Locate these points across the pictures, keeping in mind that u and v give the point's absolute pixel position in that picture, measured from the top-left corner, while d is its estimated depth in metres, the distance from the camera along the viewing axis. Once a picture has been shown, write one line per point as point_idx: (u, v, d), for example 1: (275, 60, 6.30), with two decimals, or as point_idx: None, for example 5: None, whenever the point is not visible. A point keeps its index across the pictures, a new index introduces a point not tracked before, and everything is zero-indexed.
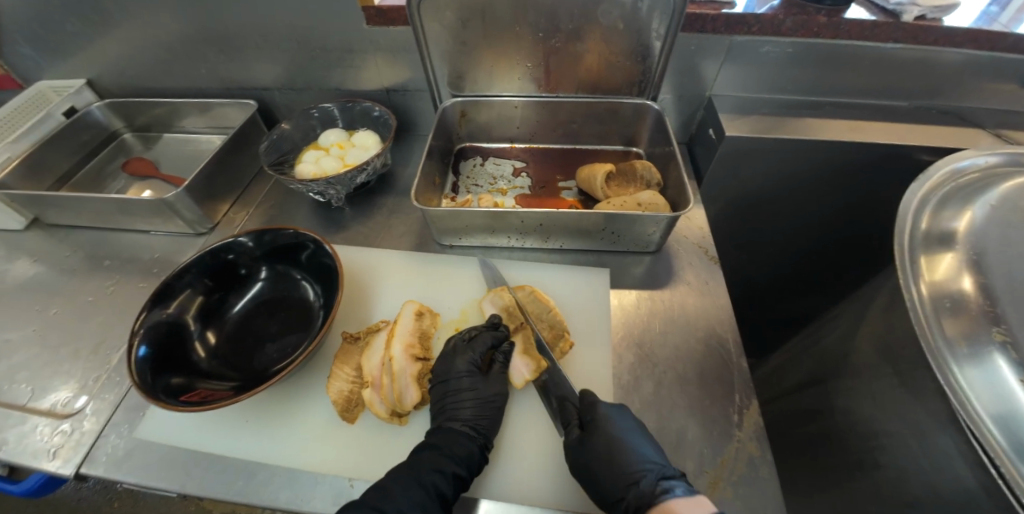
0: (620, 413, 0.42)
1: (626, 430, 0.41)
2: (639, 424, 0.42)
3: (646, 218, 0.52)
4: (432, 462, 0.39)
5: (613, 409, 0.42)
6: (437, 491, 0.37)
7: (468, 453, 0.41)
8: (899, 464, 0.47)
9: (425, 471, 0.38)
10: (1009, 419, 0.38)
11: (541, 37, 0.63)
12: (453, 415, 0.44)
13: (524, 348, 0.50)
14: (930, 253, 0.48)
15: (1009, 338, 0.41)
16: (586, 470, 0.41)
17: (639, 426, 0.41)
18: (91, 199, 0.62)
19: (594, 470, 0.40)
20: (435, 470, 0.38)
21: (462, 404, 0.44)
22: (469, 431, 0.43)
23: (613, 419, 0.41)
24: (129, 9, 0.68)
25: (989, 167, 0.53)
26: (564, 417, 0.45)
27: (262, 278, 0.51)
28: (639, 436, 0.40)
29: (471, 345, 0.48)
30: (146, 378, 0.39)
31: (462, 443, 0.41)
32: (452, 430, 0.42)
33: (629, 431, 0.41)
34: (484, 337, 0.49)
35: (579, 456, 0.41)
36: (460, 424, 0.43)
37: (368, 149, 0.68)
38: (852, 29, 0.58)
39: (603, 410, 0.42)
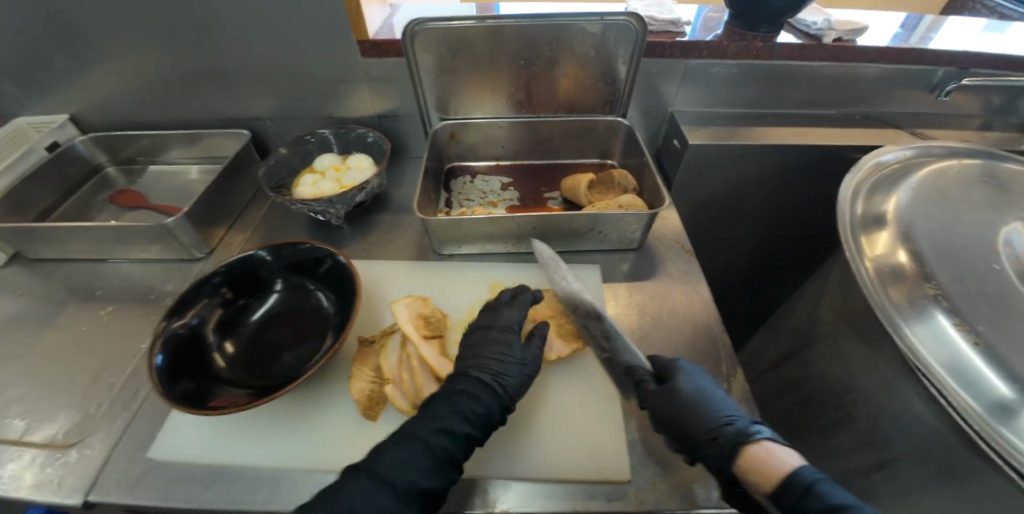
0: (698, 372, 0.45)
1: (705, 385, 0.43)
2: (713, 382, 0.45)
3: (629, 216, 0.58)
4: (439, 419, 0.40)
5: (691, 367, 0.45)
6: (443, 454, 0.38)
7: (481, 410, 0.42)
8: (870, 418, 0.53)
9: (430, 432, 0.39)
10: (953, 363, 0.45)
11: (521, 65, 0.71)
12: (480, 367, 0.45)
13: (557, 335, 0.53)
14: (868, 233, 0.57)
15: (939, 292, 0.49)
16: (681, 419, 0.40)
17: (712, 384, 0.44)
18: (87, 229, 0.62)
19: (682, 418, 0.40)
20: (442, 432, 0.39)
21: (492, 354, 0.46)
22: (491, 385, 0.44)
23: (694, 375, 0.44)
24: (125, 49, 0.71)
25: (907, 158, 0.63)
26: (636, 375, 0.45)
27: (277, 290, 0.53)
28: (719, 393, 0.43)
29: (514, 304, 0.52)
30: (167, 386, 0.39)
31: (478, 400, 0.42)
32: (477, 377, 0.44)
33: (707, 386, 0.43)
34: (525, 296, 0.52)
35: (662, 406, 0.41)
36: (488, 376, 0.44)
37: (363, 171, 0.71)
38: (784, 51, 0.68)
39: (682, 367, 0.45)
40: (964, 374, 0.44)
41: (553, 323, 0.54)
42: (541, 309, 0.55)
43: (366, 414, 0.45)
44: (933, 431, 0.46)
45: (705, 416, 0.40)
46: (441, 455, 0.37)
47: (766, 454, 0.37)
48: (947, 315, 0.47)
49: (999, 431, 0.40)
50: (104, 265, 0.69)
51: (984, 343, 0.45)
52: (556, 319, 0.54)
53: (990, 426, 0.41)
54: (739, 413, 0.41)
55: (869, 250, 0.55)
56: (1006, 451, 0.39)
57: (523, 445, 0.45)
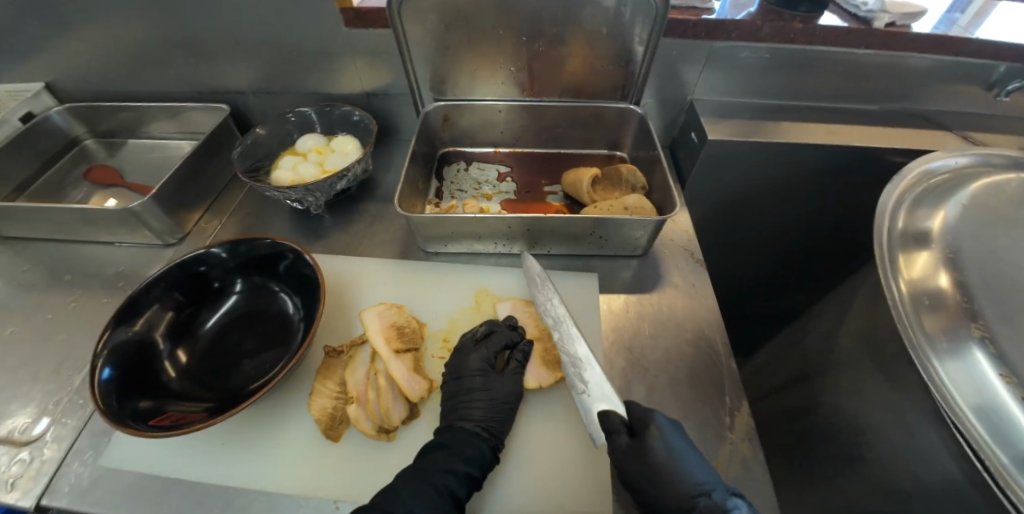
0: (676, 429, 0.39)
1: (682, 448, 0.38)
2: (689, 439, 0.39)
3: (633, 222, 0.52)
4: (442, 461, 0.38)
5: (668, 423, 0.39)
6: (449, 491, 0.36)
7: (480, 453, 0.40)
8: (886, 459, 0.49)
9: (436, 471, 0.37)
10: (988, 409, 0.39)
11: (523, 41, 0.63)
12: (465, 414, 0.42)
13: (543, 359, 0.49)
14: (907, 252, 0.50)
15: (987, 334, 0.42)
16: (647, 483, 0.38)
17: (688, 442, 0.38)
18: (51, 210, 0.58)
19: (653, 483, 0.37)
20: (446, 470, 0.37)
21: (474, 403, 0.43)
22: (481, 432, 0.42)
23: (668, 439, 0.38)
24: (91, 11, 0.65)
25: (958, 167, 0.55)
26: (608, 424, 0.40)
27: (237, 291, 0.49)
28: (694, 456, 0.38)
29: (484, 343, 0.47)
30: (111, 403, 0.36)
31: (477, 444, 0.40)
32: (462, 427, 0.42)
33: (683, 447, 0.38)
34: (500, 335, 0.48)
35: (629, 465, 0.39)
36: (473, 424, 0.42)
37: (348, 155, 0.65)
38: (826, 36, 0.59)
39: (657, 427, 0.38)
40: (999, 424, 0.38)
41: (538, 345, 0.50)
42: (524, 325, 0.51)
43: (327, 434, 0.42)
44: (958, 487, 0.41)
45: (673, 490, 0.36)
46: (447, 493, 0.36)
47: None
48: (991, 358, 0.41)
49: (1023, 485, 0.35)
50: (75, 246, 0.65)
51: None
52: (542, 340, 0.50)
53: (1010, 476, 0.36)
54: (717, 478, 0.37)
55: (906, 271, 0.49)
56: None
57: (524, 477, 0.43)
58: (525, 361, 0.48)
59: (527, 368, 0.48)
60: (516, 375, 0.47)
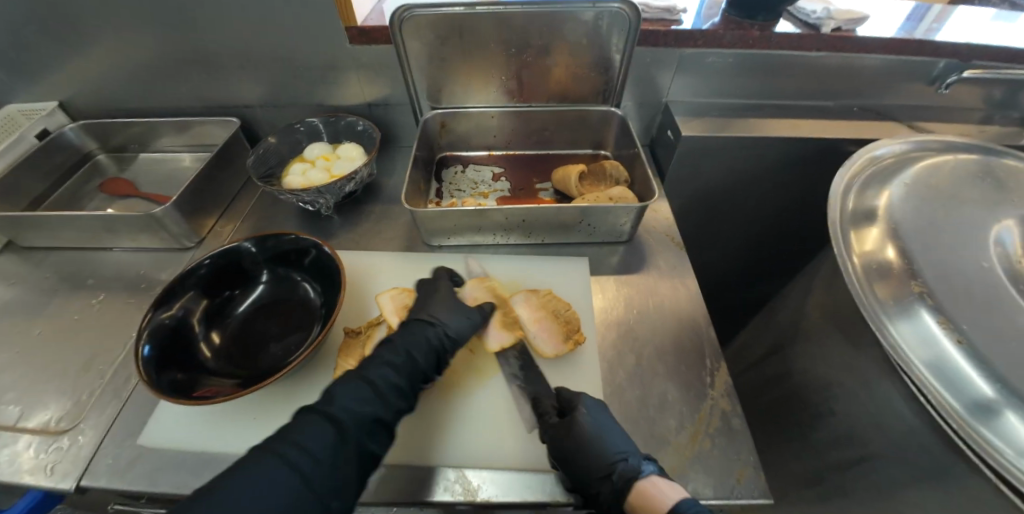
0: (595, 407, 0.44)
1: (601, 419, 0.43)
2: (609, 415, 0.44)
3: (618, 209, 0.57)
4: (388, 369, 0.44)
5: (588, 402, 0.44)
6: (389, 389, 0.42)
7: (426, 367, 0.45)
8: (850, 411, 0.54)
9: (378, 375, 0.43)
10: (937, 361, 0.45)
11: (513, 53, 0.69)
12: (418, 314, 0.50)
13: (503, 323, 0.54)
14: (858, 229, 0.56)
15: (925, 290, 0.49)
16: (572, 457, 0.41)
17: (608, 417, 0.44)
18: (75, 218, 0.62)
19: (579, 454, 0.41)
20: (384, 365, 0.44)
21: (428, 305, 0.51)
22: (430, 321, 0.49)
23: (588, 414, 0.43)
24: (111, 35, 0.70)
25: (902, 153, 0.63)
26: (542, 408, 0.47)
27: (263, 281, 0.53)
28: (611, 428, 0.42)
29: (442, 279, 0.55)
30: (153, 376, 0.40)
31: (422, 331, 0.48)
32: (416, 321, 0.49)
33: (605, 421, 0.43)
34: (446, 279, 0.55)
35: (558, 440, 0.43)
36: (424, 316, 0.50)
37: (354, 160, 0.71)
38: (782, 41, 0.67)
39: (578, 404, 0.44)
40: (945, 372, 0.44)
41: (499, 312, 0.55)
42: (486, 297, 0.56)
43: None
44: (912, 429, 0.47)
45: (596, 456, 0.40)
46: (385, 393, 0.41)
47: (651, 492, 0.38)
48: (933, 313, 0.47)
49: (977, 429, 0.40)
50: (94, 253, 0.69)
51: (967, 340, 0.45)
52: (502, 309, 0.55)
53: (968, 426, 0.40)
54: (632, 448, 0.41)
55: (858, 246, 0.55)
56: (980, 446, 0.39)
57: (475, 429, 0.47)
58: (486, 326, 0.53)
59: (488, 331, 0.53)
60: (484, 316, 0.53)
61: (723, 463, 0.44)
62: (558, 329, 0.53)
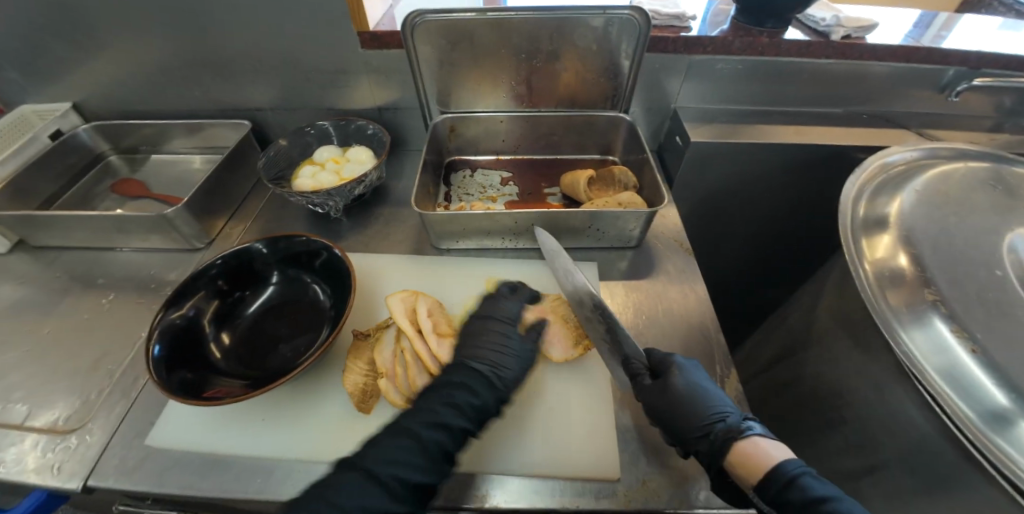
0: (694, 367, 0.45)
1: (697, 379, 0.44)
2: (705, 376, 0.45)
3: (627, 214, 0.57)
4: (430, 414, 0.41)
5: (686, 361, 0.45)
6: (437, 440, 0.38)
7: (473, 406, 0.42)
8: (862, 421, 0.54)
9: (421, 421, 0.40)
10: (950, 368, 0.45)
11: (522, 58, 0.70)
12: (477, 357, 0.47)
13: (458, 350, 0.50)
14: (869, 236, 0.56)
15: (939, 298, 0.48)
16: (671, 417, 0.41)
17: (704, 377, 0.45)
18: (87, 218, 0.63)
19: (675, 416, 0.41)
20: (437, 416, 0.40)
21: (486, 348, 0.47)
22: (486, 374, 0.45)
23: (689, 371, 0.44)
24: (126, 39, 0.71)
25: (912, 160, 0.62)
26: (632, 369, 0.46)
27: (274, 282, 0.53)
28: (710, 388, 0.44)
29: (493, 307, 0.53)
30: (163, 376, 0.40)
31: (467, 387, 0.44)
32: (474, 369, 0.46)
33: (701, 381, 0.44)
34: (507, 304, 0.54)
35: (655, 400, 0.42)
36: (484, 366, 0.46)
37: (363, 163, 0.71)
38: (791, 48, 0.67)
39: (677, 365, 0.45)
40: (958, 379, 0.44)
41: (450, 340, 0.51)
42: (440, 321, 0.52)
43: (359, 405, 0.45)
44: (926, 437, 0.46)
45: (694, 415, 0.40)
46: (433, 441, 0.38)
47: (755, 450, 0.38)
48: (946, 321, 0.47)
49: (993, 438, 0.40)
50: (105, 253, 0.69)
51: (981, 350, 0.44)
52: (456, 337, 0.51)
53: (979, 432, 0.41)
54: (734, 409, 0.42)
55: (869, 253, 0.55)
56: (995, 456, 0.39)
57: (517, 439, 0.46)
58: (441, 348, 0.48)
59: (446, 355, 0.49)
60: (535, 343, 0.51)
61: None
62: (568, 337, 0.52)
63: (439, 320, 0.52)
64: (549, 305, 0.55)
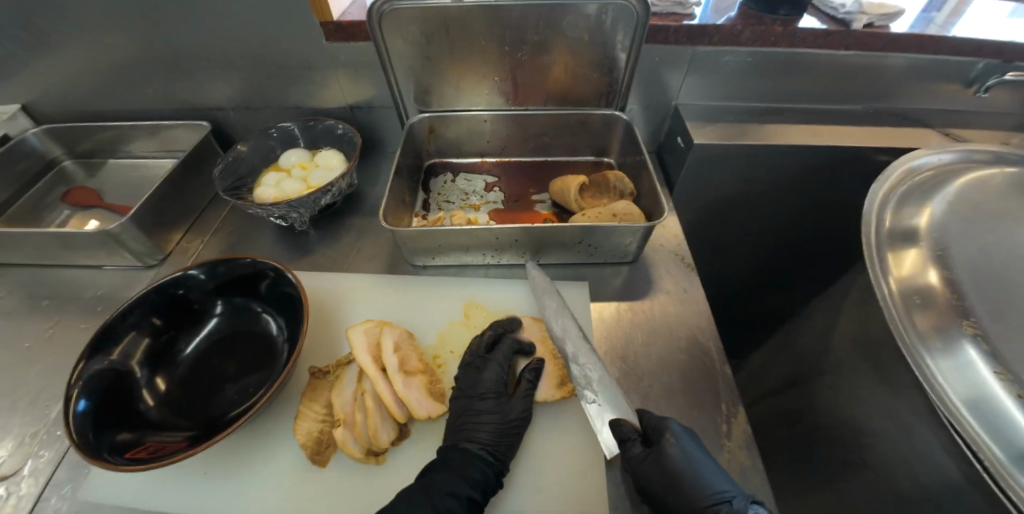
0: (688, 435, 0.38)
1: (694, 451, 0.37)
2: (700, 443, 0.38)
3: (622, 229, 0.51)
4: (442, 484, 0.37)
5: (681, 430, 0.38)
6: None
7: (483, 476, 0.39)
8: (885, 461, 0.48)
9: (435, 493, 0.36)
10: (979, 403, 0.39)
11: (507, 50, 0.63)
12: (470, 436, 0.42)
13: (431, 390, 0.45)
14: (896, 250, 0.50)
15: (979, 331, 0.42)
16: (663, 493, 0.37)
17: (701, 447, 0.38)
18: (26, 235, 0.56)
19: (670, 493, 0.36)
20: (448, 494, 0.36)
21: (482, 426, 0.42)
22: (485, 455, 0.41)
23: (683, 443, 0.37)
24: (68, 32, 0.64)
25: (941, 164, 0.56)
26: (620, 433, 0.40)
27: (218, 313, 0.48)
28: (707, 462, 0.37)
29: (497, 359, 0.46)
30: (88, 437, 0.34)
31: (480, 467, 0.39)
32: (469, 450, 0.40)
33: (696, 453, 0.37)
34: (512, 352, 0.47)
35: (647, 474, 0.38)
36: (478, 446, 0.41)
37: (332, 169, 0.65)
38: (806, 38, 0.60)
39: (671, 435, 0.38)
40: (990, 416, 0.38)
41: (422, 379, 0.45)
42: (411, 357, 0.46)
43: (313, 459, 0.40)
44: (959, 487, 0.41)
45: (690, 495, 0.36)
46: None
47: None
48: (984, 354, 0.41)
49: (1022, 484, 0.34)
50: (52, 270, 0.63)
51: None
52: (427, 374, 0.46)
53: (1007, 473, 0.35)
54: (736, 487, 0.36)
55: (895, 269, 0.49)
56: None
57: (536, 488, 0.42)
58: (410, 393, 0.43)
59: (415, 399, 0.43)
60: (528, 395, 0.45)
61: None
62: (553, 373, 0.47)
63: (410, 356, 0.46)
64: (540, 336, 0.50)
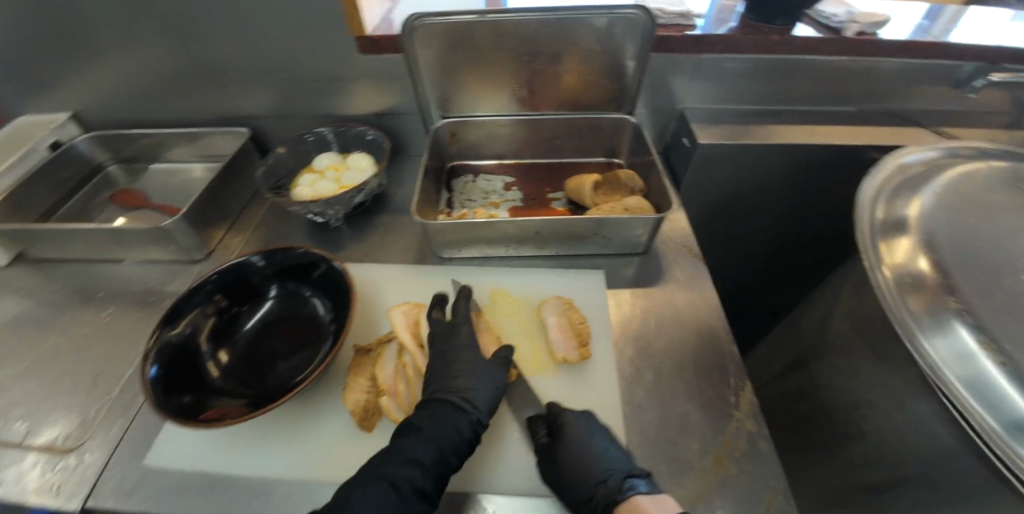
0: (586, 420, 0.44)
1: (591, 433, 0.43)
2: (602, 428, 0.44)
3: (634, 220, 0.55)
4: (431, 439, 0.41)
5: (579, 416, 0.44)
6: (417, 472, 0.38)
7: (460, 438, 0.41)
8: (884, 431, 0.52)
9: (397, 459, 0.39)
10: (975, 380, 0.42)
11: (524, 60, 0.68)
12: (446, 386, 0.45)
13: None
14: (888, 239, 0.54)
15: (964, 306, 0.46)
16: (562, 472, 0.41)
17: (601, 430, 0.44)
18: (84, 230, 0.61)
19: (567, 470, 0.41)
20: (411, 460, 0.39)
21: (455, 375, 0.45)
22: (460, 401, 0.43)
23: (579, 425, 0.43)
24: (122, 48, 0.70)
25: (930, 159, 0.60)
26: (532, 427, 0.47)
27: (272, 297, 0.53)
28: (601, 439, 0.42)
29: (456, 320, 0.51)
30: (159, 398, 0.39)
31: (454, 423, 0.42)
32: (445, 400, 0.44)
33: (595, 436, 0.43)
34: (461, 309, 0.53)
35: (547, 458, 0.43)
36: (456, 395, 0.44)
37: (363, 171, 0.70)
38: (801, 45, 0.65)
39: (569, 417, 0.45)
40: (985, 392, 0.41)
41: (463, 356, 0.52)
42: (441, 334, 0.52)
43: (362, 425, 0.45)
44: (950, 452, 0.44)
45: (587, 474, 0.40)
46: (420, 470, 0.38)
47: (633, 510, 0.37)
48: (970, 328, 0.45)
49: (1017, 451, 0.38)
50: (105, 265, 0.68)
51: (1010, 364, 0.42)
52: None
53: (1001, 440, 0.38)
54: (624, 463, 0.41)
55: (887, 257, 0.53)
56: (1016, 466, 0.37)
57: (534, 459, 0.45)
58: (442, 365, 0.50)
59: None
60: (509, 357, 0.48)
61: (753, 490, 0.42)
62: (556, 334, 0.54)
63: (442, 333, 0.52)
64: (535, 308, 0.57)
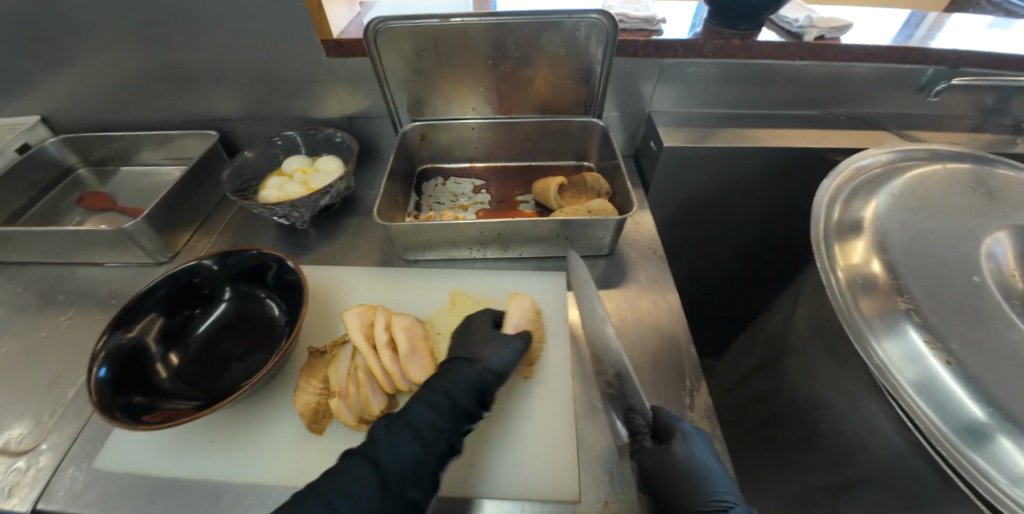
0: (700, 439, 0.42)
1: (702, 456, 0.41)
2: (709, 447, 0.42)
3: (595, 222, 0.56)
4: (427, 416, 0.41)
5: (695, 434, 0.42)
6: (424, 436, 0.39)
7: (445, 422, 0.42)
8: (841, 430, 0.52)
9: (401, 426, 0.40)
10: (926, 382, 0.42)
11: (491, 64, 0.69)
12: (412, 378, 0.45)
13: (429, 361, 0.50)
14: (843, 241, 0.55)
15: (912, 306, 0.46)
16: (664, 485, 0.40)
17: (710, 451, 0.42)
18: (46, 232, 0.61)
19: (674, 485, 0.40)
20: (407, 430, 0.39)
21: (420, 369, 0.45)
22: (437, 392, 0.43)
23: (693, 444, 0.41)
24: (89, 51, 0.70)
25: (888, 162, 0.61)
26: (632, 425, 0.44)
27: (227, 299, 0.53)
28: (714, 467, 0.41)
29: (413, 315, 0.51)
30: (105, 399, 0.38)
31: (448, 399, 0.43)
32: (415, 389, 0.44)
33: (706, 456, 0.41)
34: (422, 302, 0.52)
35: (651, 465, 0.41)
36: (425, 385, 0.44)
37: (331, 173, 0.70)
38: (764, 50, 0.66)
39: (677, 429, 0.42)
40: (935, 393, 0.42)
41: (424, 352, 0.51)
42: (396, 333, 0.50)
43: (311, 426, 0.45)
44: (900, 449, 0.45)
45: (695, 494, 0.39)
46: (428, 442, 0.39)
47: None
48: (919, 329, 0.45)
49: (968, 454, 0.38)
50: (70, 268, 0.68)
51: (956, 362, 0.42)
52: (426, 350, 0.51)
53: (958, 450, 0.38)
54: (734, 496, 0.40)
55: (842, 259, 0.53)
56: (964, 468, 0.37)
57: (483, 463, 0.45)
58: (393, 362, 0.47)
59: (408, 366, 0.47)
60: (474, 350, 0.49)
61: None
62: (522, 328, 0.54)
63: (394, 333, 0.50)
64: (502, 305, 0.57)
